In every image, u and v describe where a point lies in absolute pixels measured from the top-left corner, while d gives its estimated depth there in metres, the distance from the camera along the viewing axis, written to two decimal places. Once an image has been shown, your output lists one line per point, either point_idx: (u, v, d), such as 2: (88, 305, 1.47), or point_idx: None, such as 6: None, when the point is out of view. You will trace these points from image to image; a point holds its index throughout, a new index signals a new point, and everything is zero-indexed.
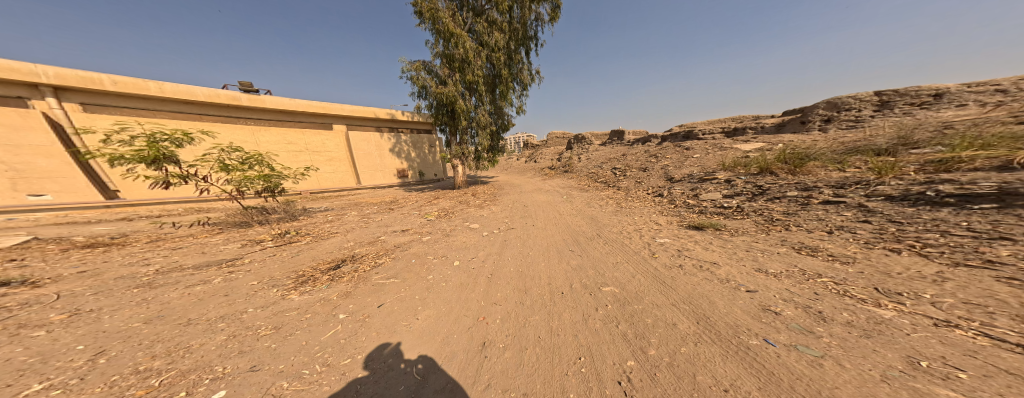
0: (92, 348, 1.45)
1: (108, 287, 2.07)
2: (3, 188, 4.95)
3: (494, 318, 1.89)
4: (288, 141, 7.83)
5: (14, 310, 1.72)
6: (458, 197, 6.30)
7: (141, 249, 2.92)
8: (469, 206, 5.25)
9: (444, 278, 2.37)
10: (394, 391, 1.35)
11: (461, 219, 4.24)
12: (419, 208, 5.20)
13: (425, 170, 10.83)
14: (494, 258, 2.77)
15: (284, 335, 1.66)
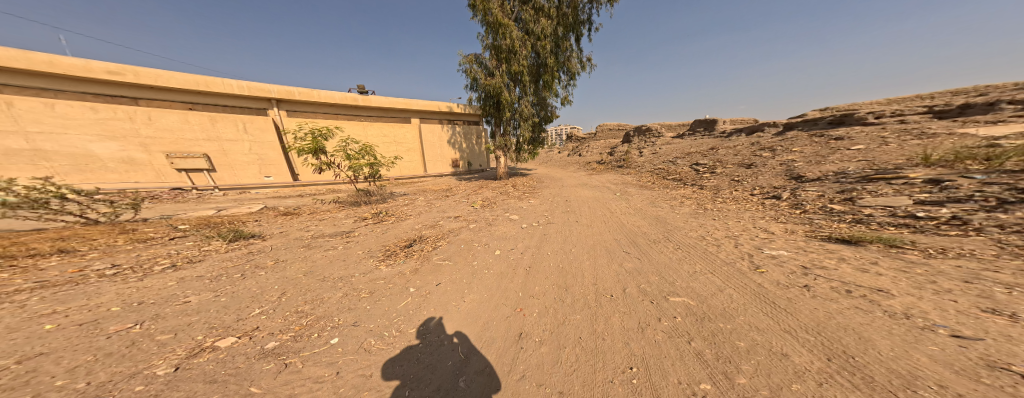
0: (280, 289, 2.26)
1: (289, 245, 3.19)
2: (255, 172, 7.95)
3: (530, 310, 1.89)
4: (383, 134, 9.81)
5: (253, 255, 2.88)
6: (505, 187, 6.77)
7: (306, 218, 4.37)
8: (517, 197, 5.47)
9: (489, 268, 2.51)
10: (443, 365, 1.53)
11: (510, 210, 4.41)
12: (467, 196, 5.80)
13: (475, 161, 12.03)
14: (535, 252, 2.75)
15: (376, 299, 2.11)
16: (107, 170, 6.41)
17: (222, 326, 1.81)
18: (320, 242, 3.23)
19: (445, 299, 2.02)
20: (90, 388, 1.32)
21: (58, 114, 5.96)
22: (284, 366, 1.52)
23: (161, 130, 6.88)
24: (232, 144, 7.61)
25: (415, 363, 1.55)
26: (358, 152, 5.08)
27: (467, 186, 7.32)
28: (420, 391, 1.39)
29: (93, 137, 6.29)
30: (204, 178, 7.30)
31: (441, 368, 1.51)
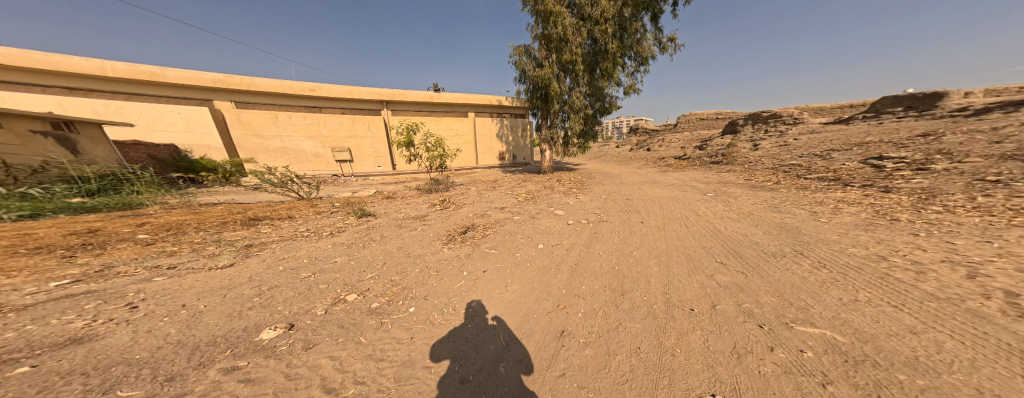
0: (378, 261, 2.85)
1: (382, 224, 4.02)
2: (374, 161, 10.75)
3: (574, 309, 1.92)
4: (450, 128, 11.52)
5: (362, 232, 3.76)
6: (556, 185, 7.07)
7: (395, 202, 5.49)
8: (559, 194, 5.76)
9: (532, 263, 2.65)
10: (485, 348, 1.65)
11: (552, 207, 4.63)
12: (510, 190, 6.39)
13: (519, 154, 13.26)
14: (577, 254, 2.76)
15: (440, 276, 2.43)
16: (307, 160, 9.87)
17: (349, 284, 2.40)
18: (405, 225, 3.90)
19: (490, 286, 2.19)
20: (289, 315, 1.94)
21: (279, 121, 9.36)
22: (381, 324, 1.87)
23: (329, 130, 9.98)
24: (361, 139, 10.44)
25: (462, 342, 1.70)
26: (434, 144, 6.24)
27: (526, 183, 7.88)
28: (467, 367, 1.53)
29: (298, 138, 9.66)
30: (347, 166, 10.36)
31: (483, 352, 1.62)
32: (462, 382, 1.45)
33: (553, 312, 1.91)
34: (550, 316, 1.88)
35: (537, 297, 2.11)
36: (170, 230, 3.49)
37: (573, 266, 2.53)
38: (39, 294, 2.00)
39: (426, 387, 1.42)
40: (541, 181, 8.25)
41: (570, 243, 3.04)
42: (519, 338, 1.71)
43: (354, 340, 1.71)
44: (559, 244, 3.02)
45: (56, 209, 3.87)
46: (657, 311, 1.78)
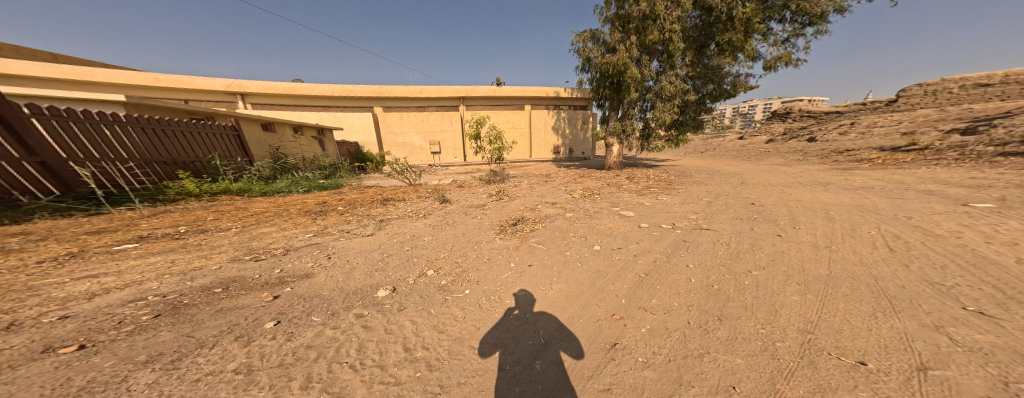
0: (443, 243, 3.02)
1: (447, 209, 4.42)
2: (458, 151, 12.88)
3: (631, 323, 1.80)
4: (512, 122, 12.69)
5: (430, 214, 4.18)
6: (617, 186, 6.70)
7: (461, 190, 6.02)
8: (613, 194, 5.57)
9: (585, 267, 2.63)
10: (524, 341, 1.70)
11: (611, 210, 4.50)
12: (564, 185, 6.44)
13: (575, 146, 13.36)
14: (637, 264, 2.59)
15: (501, 262, 2.57)
16: (414, 150, 12.63)
17: (431, 259, 2.64)
18: (470, 213, 4.19)
19: (536, 281, 2.23)
20: (393, 279, 2.28)
21: (395, 120, 12.22)
22: (446, 299, 2.03)
23: (427, 126, 12.41)
24: (446, 133, 12.58)
25: (503, 332, 1.77)
26: (495, 135, 6.79)
27: (587, 178, 7.63)
28: (506, 356, 1.60)
29: (410, 133, 12.48)
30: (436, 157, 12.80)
31: (521, 347, 1.66)
32: (500, 369, 1.53)
33: (604, 320, 1.85)
34: (600, 324, 1.82)
35: (585, 302, 2.05)
36: (306, 205, 4.66)
37: (644, 273, 2.38)
38: (295, 240, 3.10)
39: (471, 367, 1.52)
40: (602, 178, 7.91)
41: (633, 249, 2.90)
42: (566, 331, 1.77)
43: (422, 309, 1.91)
44: (628, 251, 2.87)
45: (309, 187, 6.25)
46: (780, 350, 1.42)
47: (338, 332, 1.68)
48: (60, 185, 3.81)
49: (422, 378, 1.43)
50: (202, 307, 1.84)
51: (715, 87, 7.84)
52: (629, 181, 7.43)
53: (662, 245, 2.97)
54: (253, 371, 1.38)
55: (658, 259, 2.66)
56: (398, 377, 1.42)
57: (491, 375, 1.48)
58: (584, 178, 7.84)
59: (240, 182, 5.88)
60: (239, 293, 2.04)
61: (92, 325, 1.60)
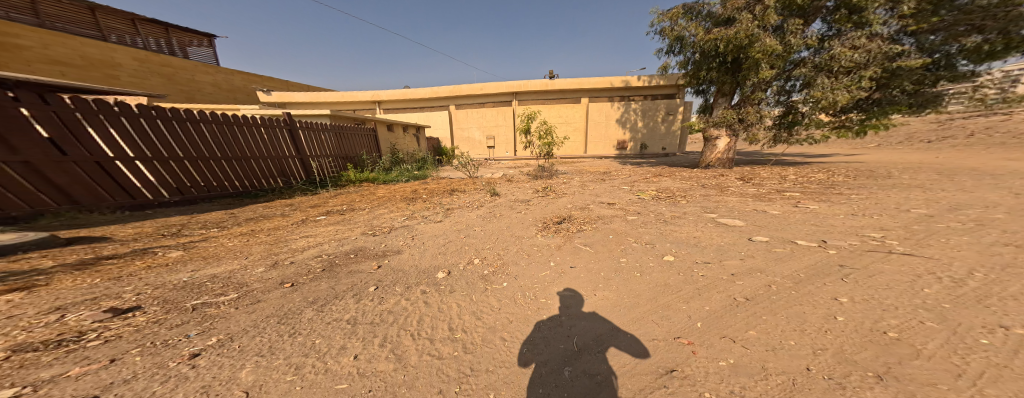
0: (486, 233, 3.20)
1: (494, 202, 4.66)
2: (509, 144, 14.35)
3: (702, 351, 1.52)
4: (561, 116, 13.77)
5: (479, 205, 4.51)
6: (702, 189, 5.65)
7: (512, 185, 6.33)
8: (687, 199, 4.81)
9: (646, 278, 2.38)
10: (555, 344, 1.62)
11: (691, 218, 3.86)
12: (628, 184, 6.07)
13: (650, 142, 13.74)
14: (721, 286, 2.19)
15: (543, 260, 2.55)
16: (471, 144, 14.65)
17: (474, 248, 2.79)
18: (516, 207, 4.31)
19: (579, 284, 2.17)
20: (449, 263, 2.47)
21: (459, 118, 14.51)
22: (485, 288, 2.10)
23: (484, 124, 14.33)
24: (500, 129, 14.19)
25: (535, 331, 1.72)
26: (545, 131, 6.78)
27: (665, 179, 6.71)
28: (534, 355, 1.55)
29: (470, 129, 14.44)
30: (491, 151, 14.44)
31: (552, 349, 1.59)
32: (528, 365, 1.49)
33: (661, 341, 1.64)
34: (657, 346, 1.61)
35: (643, 319, 1.86)
36: (400, 193, 5.71)
37: (742, 297, 1.98)
38: (383, 219, 3.78)
39: (500, 358, 1.51)
40: (685, 179, 6.80)
41: (719, 270, 2.44)
42: (624, 329, 1.76)
43: (465, 295, 2.01)
44: (714, 272, 2.42)
45: (409, 177, 7.86)
46: None
47: (404, 301, 1.85)
48: (306, 172, 6.65)
49: (459, 357, 1.49)
50: (348, 267, 2.40)
51: (989, 37, 5.20)
52: (721, 183, 6.13)
53: (778, 269, 2.35)
54: (355, 324, 1.67)
55: (761, 284, 2.13)
56: (439, 353, 1.51)
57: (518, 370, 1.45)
58: (659, 178, 6.89)
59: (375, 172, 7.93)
60: (366, 257, 2.58)
61: (296, 269, 2.32)
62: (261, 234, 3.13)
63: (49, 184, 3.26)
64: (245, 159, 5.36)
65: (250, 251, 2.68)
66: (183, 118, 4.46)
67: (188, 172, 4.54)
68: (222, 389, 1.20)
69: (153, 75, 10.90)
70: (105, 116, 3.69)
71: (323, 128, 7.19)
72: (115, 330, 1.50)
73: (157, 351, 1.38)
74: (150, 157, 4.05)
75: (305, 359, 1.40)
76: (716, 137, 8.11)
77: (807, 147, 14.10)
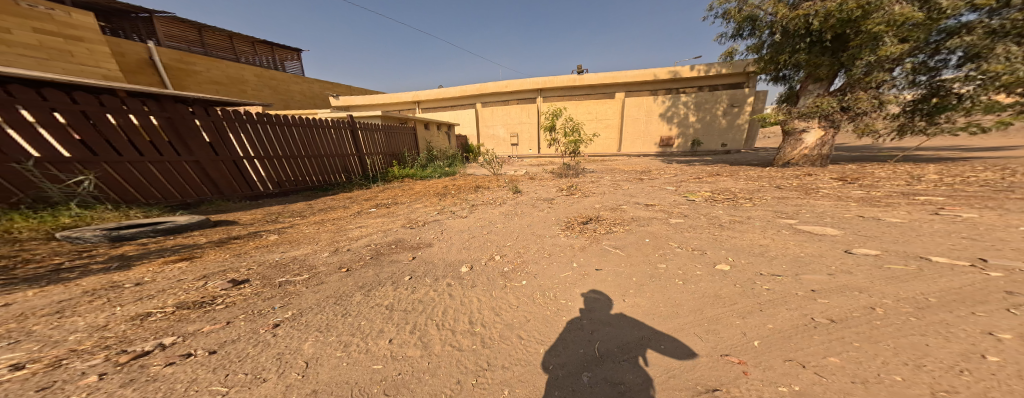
0: (511, 230, 3.24)
1: (518, 200, 4.68)
2: (532, 142, 14.19)
3: (759, 375, 1.28)
4: (590, 111, 13.40)
5: (503, 202, 4.58)
6: (772, 190, 4.80)
7: (539, 183, 6.31)
8: (748, 202, 4.15)
9: (689, 286, 2.12)
10: (574, 348, 1.55)
11: (756, 224, 3.30)
12: (671, 184, 5.59)
13: (706, 137, 12.80)
14: (794, 302, 1.82)
15: (565, 261, 2.48)
16: (495, 142, 14.77)
17: (496, 245, 2.85)
18: (537, 205, 4.29)
19: (606, 288, 2.07)
20: (472, 258, 2.54)
21: (484, 116, 14.63)
22: (504, 286, 2.12)
23: (507, 122, 14.32)
24: (524, 126, 14.07)
25: (554, 332, 1.67)
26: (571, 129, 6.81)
27: (723, 179, 5.89)
28: (551, 356, 1.50)
29: (496, 127, 14.55)
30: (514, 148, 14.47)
31: (571, 352, 1.52)
32: (544, 366, 1.44)
33: (704, 357, 1.46)
34: (699, 363, 1.42)
35: (687, 331, 1.66)
36: (434, 188, 6.09)
37: (828, 318, 1.61)
38: (417, 213, 4.04)
39: (517, 355, 1.49)
40: (750, 179, 5.85)
41: (791, 285, 2.03)
42: (668, 335, 1.64)
43: (484, 290, 2.06)
44: (785, 287, 2.02)
45: (441, 173, 8.35)
46: None
47: (432, 292, 1.98)
48: (362, 168, 7.36)
49: (477, 351, 1.50)
50: (399, 258, 2.50)
51: None
52: (796, 184, 5.13)
53: (890, 290, 1.83)
54: (392, 310, 1.77)
55: (859, 305, 1.70)
56: (458, 345, 1.53)
57: (533, 369, 1.42)
58: (714, 178, 6.07)
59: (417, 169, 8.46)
60: (413, 248, 2.75)
61: (354, 255, 2.52)
62: (329, 223, 3.52)
63: (205, 177, 4.38)
64: (324, 157, 6.30)
65: (317, 237, 3.01)
66: (275, 121, 5.29)
67: (287, 167, 5.58)
68: (290, 358, 1.36)
69: (267, 88, 13.21)
70: (226, 123, 4.61)
71: (378, 127, 7.93)
72: (231, 296, 1.79)
73: (254, 318, 1.60)
74: (264, 156, 5.11)
75: (351, 337, 1.52)
76: (804, 129, 6.77)
77: (930, 141, 11.05)
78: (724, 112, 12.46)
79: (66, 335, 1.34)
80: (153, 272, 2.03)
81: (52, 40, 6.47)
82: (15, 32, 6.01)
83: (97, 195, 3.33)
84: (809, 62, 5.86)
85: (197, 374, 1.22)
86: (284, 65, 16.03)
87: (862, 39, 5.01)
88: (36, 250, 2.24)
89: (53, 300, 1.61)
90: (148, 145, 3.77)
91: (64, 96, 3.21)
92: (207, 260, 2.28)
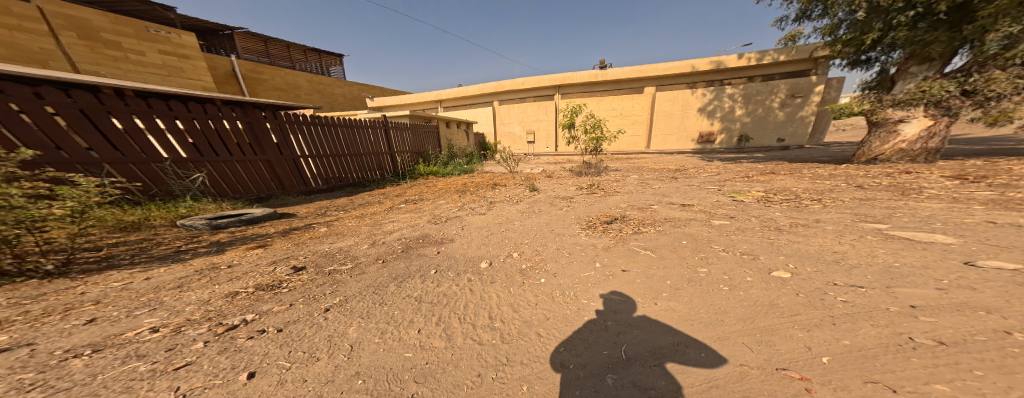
0: (531, 229, 3.22)
1: (536, 198, 4.63)
2: (551, 139, 13.74)
3: (827, 389, 1.08)
4: (614, 107, 12.78)
5: (522, 200, 4.57)
6: (849, 190, 4.06)
7: (560, 181, 6.17)
8: (813, 203, 3.58)
9: (737, 293, 1.81)
10: (598, 349, 1.46)
11: (826, 227, 2.80)
12: (712, 184, 5.10)
13: (754, 133, 11.83)
14: (883, 319, 1.46)
15: (587, 260, 2.40)
16: (511, 140, 14.50)
17: (516, 242, 2.86)
18: (556, 203, 4.24)
19: (631, 289, 1.94)
20: (491, 255, 2.60)
21: (500, 114, 14.27)
22: (523, 282, 2.13)
23: (524, 121, 13.92)
24: (540, 123, 13.65)
25: (575, 332, 1.60)
26: (592, 126, 6.69)
27: (779, 178, 5.17)
28: (571, 355, 1.44)
29: (512, 125, 14.17)
30: (531, 146, 14.13)
31: (594, 353, 1.44)
32: (563, 366, 1.39)
33: (754, 368, 1.23)
34: (747, 371, 1.23)
35: (734, 340, 1.42)
36: (454, 185, 6.30)
37: (933, 334, 1.29)
38: (440, 210, 4.23)
39: (536, 353, 1.47)
40: (817, 178, 5.02)
41: (879, 299, 1.63)
42: (707, 342, 1.44)
43: (503, 286, 2.08)
44: (870, 301, 1.62)
45: (460, 170, 8.45)
46: None
47: (455, 287, 2.07)
48: (392, 165, 7.66)
49: (496, 346, 1.51)
50: (426, 253, 2.65)
51: None
52: (879, 184, 4.27)
53: None
54: (421, 302, 1.88)
55: (984, 327, 1.30)
56: (479, 339, 1.56)
57: (552, 368, 1.38)
58: (767, 177, 5.36)
59: (440, 166, 8.61)
60: (437, 242, 2.92)
61: (387, 249, 2.75)
62: (363, 218, 3.87)
63: (274, 174, 4.98)
64: (365, 155, 6.73)
65: (357, 229, 3.35)
66: (327, 121, 5.80)
67: (337, 166, 6.08)
68: (338, 341, 1.50)
69: (316, 92, 14.05)
70: (291, 124, 5.19)
71: (407, 127, 8.25)
72: (292, 281, 2.09)
73: (311, 302, 1.83)
74: (319, 155, 5.63)
75: (387, 325, 1.64)
76: (903, 119, 5.66)
77: None
78: (782, 103, 11.34)
79: (182, 308, 1.69)
80: (239, 257, 2.47)
81: (170, 60, 8.40)
82: (147, 54, 7.99)
83: (201, 188, 4.00)
84: (914, 38, 4.75)
85: (269, 349, 1.42)
86: (329, 71, 17.84)
87: (997, 8, 3.92)
88: (162, 235, 2.90)
89: (174, 277, 2.06)
90: (233, 146, 4.44)
91: (181, 106, 3.93)
92: (276, 248, 2.71)
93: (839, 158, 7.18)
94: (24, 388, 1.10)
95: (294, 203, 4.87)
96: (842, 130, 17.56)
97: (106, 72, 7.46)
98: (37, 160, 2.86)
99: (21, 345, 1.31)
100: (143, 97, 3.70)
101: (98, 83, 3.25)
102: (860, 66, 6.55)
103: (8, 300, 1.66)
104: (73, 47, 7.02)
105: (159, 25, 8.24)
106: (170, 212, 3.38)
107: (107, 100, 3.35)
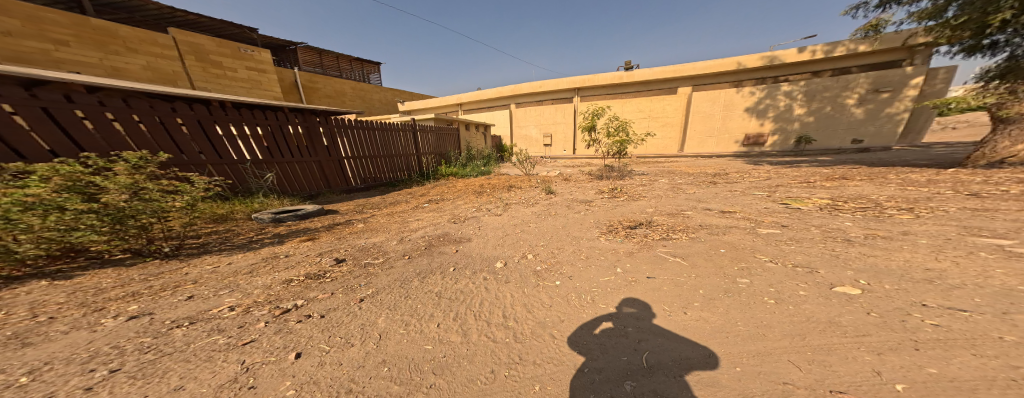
0: (549, 232, 3.18)
1: (554, 201, 4.58)
2: (569, 141, 13.65)
3: None
4: (640, 109, 12.23)
5: (541, 203, 4.53)
6: (958, 199, 3.28)
7: (583, 185, 5.97)
8: (901, 213, 2.97)
9: (786, 307, 1.56)
10: (616, 355, 1.37)
11: (917, 241, 2.28)
12: (755, 189, 4.58)
13: (816, 134, 10.40)
14: (992, 348, 1.11)
15: (610, 265, 2.31)
16: (527, 142, 14.61)
17: (530, 244, 2.87)
18: (573, 206, 4.16)
19: (656, 296, 1.82)
20: (506, 255, 2.66)
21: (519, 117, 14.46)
22: (536, 283, 2.14)
23: (541, 123, 14.03)
24: (557, 126, 13.67)
25: (593, 336, 1.54)
26: (615, 128, 6.47)
27: (851, 184, 4.44)
28: (587, 359, 1.38)
29: (528, 127, 14.35)
30: (549, 149, 14.17)
31: (611, 358, 1.35)
32: (577, 369, 1.33)
33: (800, 388, 1.05)
34: (791, 392, 1.05)
35: (777, 356, 1.22)
36: (472, 186, 6.55)
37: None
38: (464, 209, 4.41)
39: (551, 354, 1.44)
40: (907, 185, 4.16)
41: (988, 325, 1.24)
42: (735, 356, 1.27)
43: (517, 286, 2.11)
44: (973, 327, 1.24)
45: (477, 171, 8.76)
46: None
47: (471, 284, 2.15)
48: (417, 166, 8.22)
49: (509, 345, 1.52)
50: (446, 252, 2.77)
51: None
52: (1005, 192, 3.37)
53: None
54: (441, 297, 1.99)
55: None
56: (493, 336, 1.58)
57: (567, 370, 1.33)
58: (834, 184, 4.60)
59: (461, 168, 9.01)
60: (455, 240, 3.09)
61: (410, 246, 2.95)
62: (392, 216, 4.21)
63: (322, 174, 5.68)
64: (396, 156, 7.40)
65: (387, 226, 3.66)
66: (366, 125, 6.49)
67: (373, 165, 6.75)
68: (368, 329, 1.64)
69: (358, 99, 15.81)
70: (340, 128, 5.93)
71: (432, 129, 8.85)
72: (334, 272, 2.38)
73: (348, 292, 2.06)
74: (358, 156, 6.31)
75: (411, 318, 1.75)
76: None
77: None
78: (860, 99, 9.82)
79: (251, 291, 2.02)
80: (294, 247, 2.89)
81: (252, 74, 9.95)
82: (238, 71, 9.58)
83: (271, 186, 4.77)
84: None
85: (313, 332, 1.61)
86: (368, 77, 20.02)
87: None
88: (241, 226, 3.52)
89: (248, 263, 2.49)
90: (295, 149, 5.23)
91: (262, 115, 4.78)
92: (322, 241, 3.10)
93: (941, 162, 5.90)
94: (143, 349, 1.41)
95: (337, 200, 5.51)
96: (950, 129, 14.29)
97: (211, 87, 9.08)
98: (169, 161, 3.71)
99: (145, 314, 1.69)
100: (236, 108, 4.59)
101: (210, 97, 4.14)
102: (980, 52, 5.19)
103: (140, 276, 2.17)
104: (192, 69, 8.63)
105: (246, 45, 9.78)
106: (247, 207, 4.08)
107: (214, 111, 4.24)
